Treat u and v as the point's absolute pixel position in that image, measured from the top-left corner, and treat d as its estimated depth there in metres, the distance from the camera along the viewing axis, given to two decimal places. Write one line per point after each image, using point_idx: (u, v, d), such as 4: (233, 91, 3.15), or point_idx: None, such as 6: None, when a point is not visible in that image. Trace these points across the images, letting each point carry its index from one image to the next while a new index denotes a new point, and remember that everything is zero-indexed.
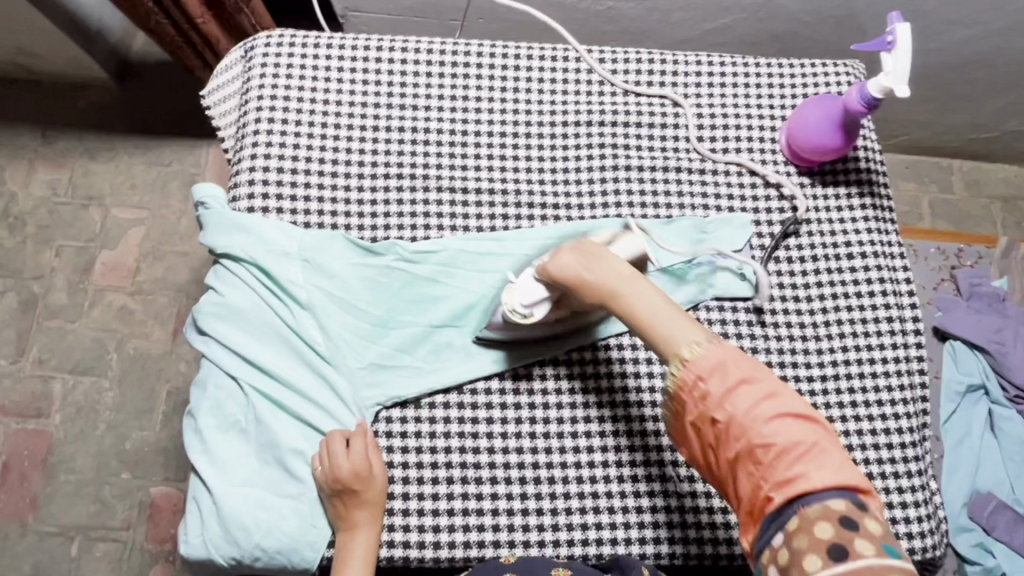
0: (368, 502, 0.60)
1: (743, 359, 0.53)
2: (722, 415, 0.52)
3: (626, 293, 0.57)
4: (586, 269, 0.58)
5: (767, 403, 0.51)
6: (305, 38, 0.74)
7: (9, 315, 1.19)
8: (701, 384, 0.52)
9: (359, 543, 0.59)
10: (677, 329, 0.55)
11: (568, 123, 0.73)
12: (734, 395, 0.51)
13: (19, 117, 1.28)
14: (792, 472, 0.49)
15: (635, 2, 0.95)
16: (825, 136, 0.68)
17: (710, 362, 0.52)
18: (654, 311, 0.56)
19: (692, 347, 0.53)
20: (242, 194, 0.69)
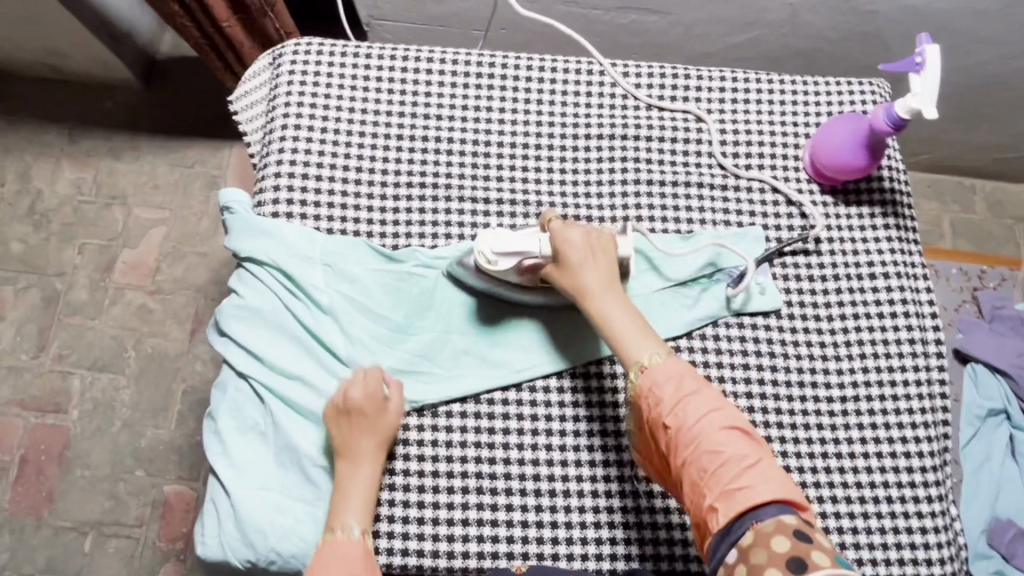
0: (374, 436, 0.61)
1: (696, 374, 0.56)
2: (673, 422, 0.54)
3: (601, 297, 0.60)
4: (585, 254, 0.62)
5: (718, 415, 0.53)
6: (332, 46, 0.75)
7: (32, 310, 1.21)
8: (655, 391, 0.55)
9: (360, 477, 0.60)
10: (640, 340, 0.58)
11: (590, 136, 0.74)
12: (685, 404, 0.54)
13: (47, 116, 1.31)
14: (741, 483, 0.50)
15: (659, 16, 0.96)
16: (849, 154, 0.67)
17: (667, 372, 0.56)
18: (621, 319, 0.59)
19: (651, 356, 0.57)
20: (267, 199, 0.69)
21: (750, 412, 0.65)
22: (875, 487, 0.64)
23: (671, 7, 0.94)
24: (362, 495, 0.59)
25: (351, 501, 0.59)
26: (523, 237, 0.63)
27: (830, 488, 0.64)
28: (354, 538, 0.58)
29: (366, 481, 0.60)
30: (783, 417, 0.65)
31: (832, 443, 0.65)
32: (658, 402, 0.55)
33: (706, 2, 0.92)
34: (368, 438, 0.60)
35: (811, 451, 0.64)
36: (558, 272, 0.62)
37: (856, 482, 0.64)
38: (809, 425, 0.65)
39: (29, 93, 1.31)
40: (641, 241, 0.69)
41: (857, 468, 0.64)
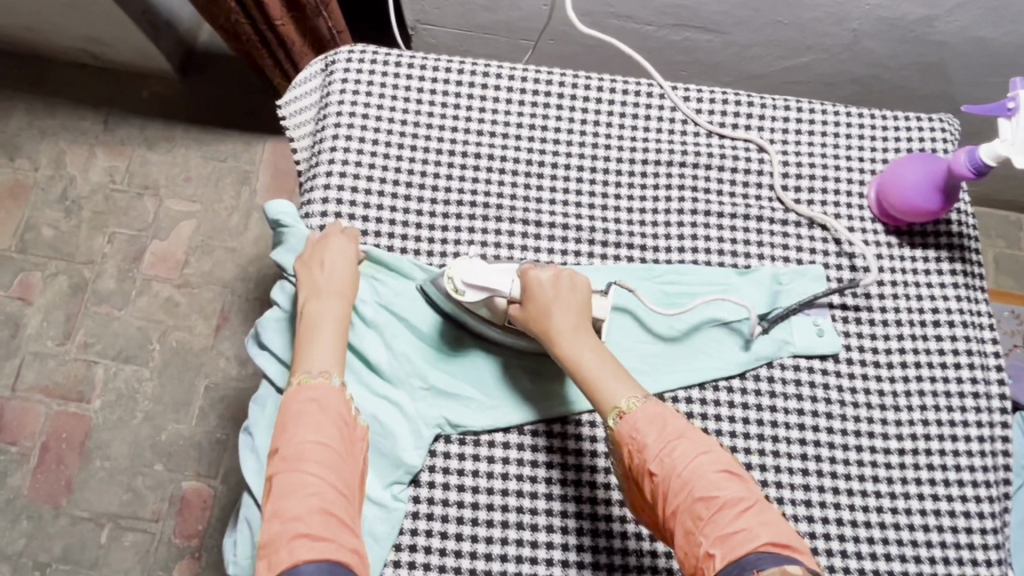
0: (328, 274, 0.62)
1: (680, 417, 0.55)
2: (659, 469, 0.52)
3: (571, 339, 0.58)
4: (553, 296, 0.59)
5: (709, 458, 0.52)
6: (388, 55, 0.73)
7: (60, 296, 1.21)
8: (636, 435, 0.54)
9: (325, 314, 0.60)
10: (615, 384, 0.56)
11: (647, 160, 0.71)
12: (672, 449, 0.52)
13: (83, 103, 1.30)
14: (738, 527, 0.48)
15: (714, 35, 0.93)
16: (922, 197, 0.64)
17: (646, 415, 0.54)
18: (593, 363, 0.57)
19: (630, 400, 0.55)
20: (316, 211, 0.68)
21: (803, 459, 0.63)
22: (932, 546, 0.61)
23: (728, 26, 0.91)
24: (320, 337, 0.59)
25: (318, 343, 0.59)
26: (497, 272, 0.60)
27: (884, 544, 0.61)
28: (310, 382, 0.57)
29: (331, 321, 0.60)
30: (836, 467, 0.63)
31: (888, 497, 0.62)
32: (642, 449, 0.53)
33: (766, 23, 0.89)
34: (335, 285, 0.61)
35: (865, 504, 0.62)
36: (528, 318, 0.59)
37: (912, 540, 0.61)
38: (863, 477, 0.63)
39: (67, 79, 1.31)
40: (621, 295, 0.66)
41: (913, 524, 0.62)
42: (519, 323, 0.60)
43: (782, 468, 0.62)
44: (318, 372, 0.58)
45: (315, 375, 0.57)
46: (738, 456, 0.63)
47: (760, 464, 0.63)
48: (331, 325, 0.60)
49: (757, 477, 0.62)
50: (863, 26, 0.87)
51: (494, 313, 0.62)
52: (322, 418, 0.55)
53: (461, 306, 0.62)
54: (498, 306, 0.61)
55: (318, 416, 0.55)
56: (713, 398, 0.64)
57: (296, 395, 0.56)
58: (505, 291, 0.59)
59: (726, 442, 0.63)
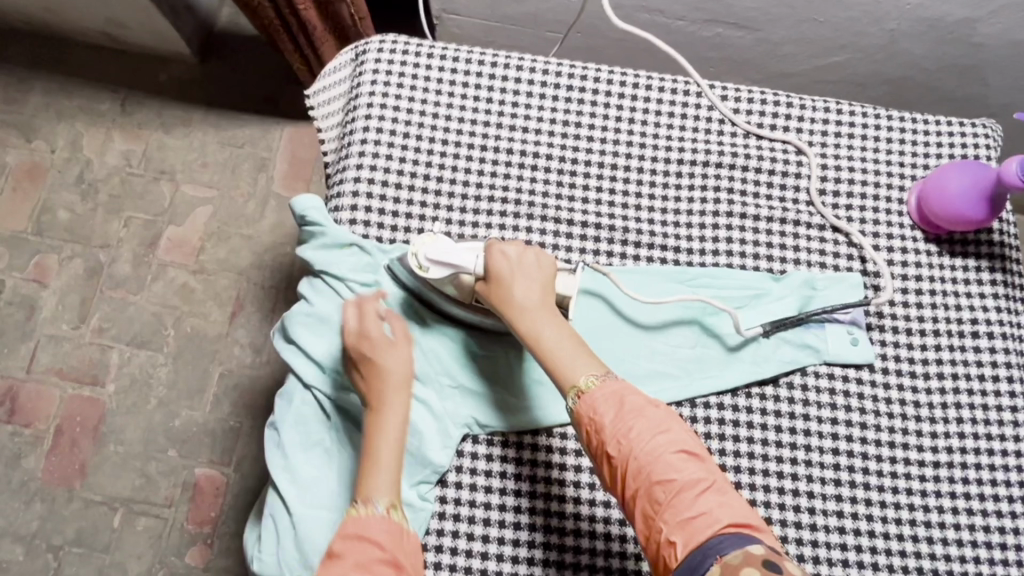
0: (385, 371, 0.59)
1: (639, 394, 0.54)
2: (617, 450, 0.52)
3: (534, 313, 0.57)
4: (517, 272, 0.59)
5: (667, 439, 0.51)
6: (420, 47, 0.72)
7: (75, 280, 1.21)
8: (594, 416, 0.53)
9: (390, 417, 0.58)
10: (577, 361, 0.56)
11: (682, 161, 0.70)
12: (630, 431, 0.52)
13: (101, 85, 1.29)
14: (697, 510, 0.48)
15: (747, 31, 0.91)
16: (965, 205, 0.63)
17: (605, 393, 0.53)
18: (554, 337, 0.57)
19: (589, 378, 0.55)
20: (346, 205, 0.67)
21: (836, 469, 0.62)
22: (965, 562, 0.60)
23: (761, 23, 0.89)
24: (373, 465, 0.56)
25: (383, 466, 0.56)
26: (461, 250, 0.61)
27: (916, 558, 0.60)
28: (356, 514, 0.54)
29: (397, 424, 0.58)
30: (869, 478, 0.62)
31: (922, 510, 0.61)
32: (600, 429, 0.53)
33: (801, 21, 0.87)
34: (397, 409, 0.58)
35: (898, 516, 0.61)
36: (490, 293, 0.59)
37: (945, 554, 0.60)
38: (897, 489, 0.62)
39: (85, 60, 1.30)
40: (588, 278, 0.65)
41: (948, 539, 0.61)
42: (484, 300, 0.60)
43: (814, 478, 0.62)
44: (362, 503, 0.54)
45: (360, 505, 0.54)
46: (769, 465, 0.62)
47: (790, 473, 0.62)
48: (391, 450, 0.57)
49: (789, 487, 0.61)
50: (902, 26, 0.85)
51: (461, 292, 0.61)
52: (366, 553, 0.51)
53: (429, 286, 0.62)
54: (465, 283, 0.61)
55: (365, 554, 0.51)
56: (745, 405, 0.63)
57: (346, 526, 0.53)
58: (469, 268, 0.60)
59: (757, 450, 0.62)
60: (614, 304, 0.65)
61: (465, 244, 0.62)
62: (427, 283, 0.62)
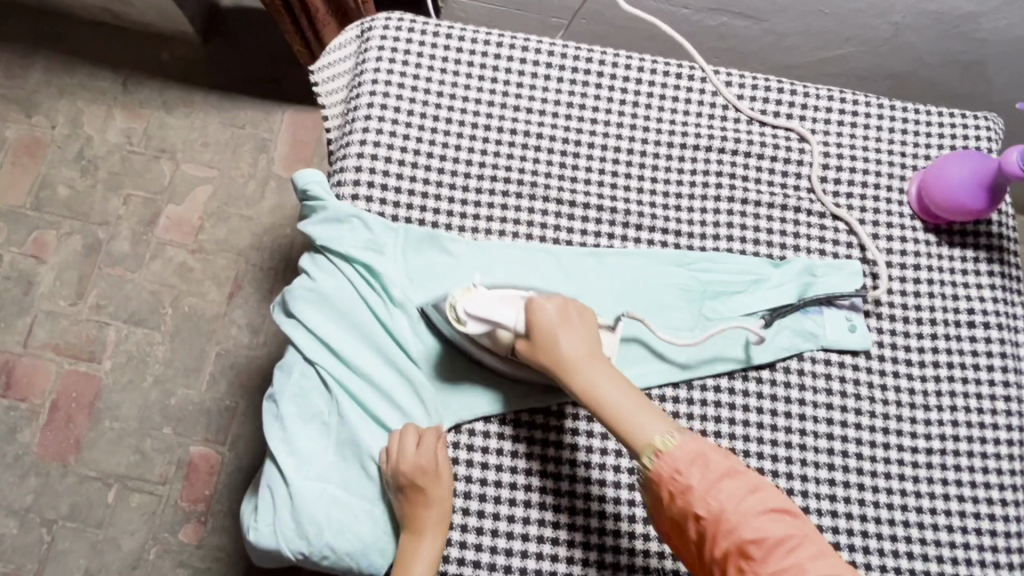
0: (436, 508, 0.59)
1: (719, 450, 0.53)
2: (706, 510, 0.50)
3: (585, 368, 0.56)
4: (564, 329, 0.57)
5: (756, 498, 0.51)
6: (426, 25, 0.72)
7: (73, 256, 1.20)
8: (679, 477, 0.51)
9: (424, 553, 0.58)
10: (644, 417, 0.54)
11: (686, 146, 0.70)
12: (719, 490, 0.51)
13: (102, 62, 1.29)
14: (792, 566, 0.48)
15: (752, 21, 0.91)
16: (967, 196, 0.63)
17: (686, 454, 0.52)
18: (616, 396, 0.55)
19: (665, 437, 0.53)
20: (348, 180, 0.67)
21: (830, 454, 0.63)
22: (955, 547, 0.61)
23: (767, 14, 0.89)
24: None
25: None
26: (502, 306, 0.58)
27: (907, 543, 0.61)
28: None
29: (431, 553, 0.58)
30: (862, 463, 0.63)
31: (914, 496, 0.62)
32: (687, 489, 0.51)
33: (807, 12, 0.87)
34: (434, 537, 0.58)
35: (890, 501, 0.62)
36: (541, 353, 0.57)
37: (936, 539, 0.61)
38: (890, 475, 0.63)
39: (87, 36, 1.29)
40: (632, 325, 0.64)
41: (938, 525, 0.62)
42: (529, 359, 0.58)
43: (808, 462, 0.63)
44: None
45: None
46: (764, 448, 0.63)
47: (784, 456, 0.63)
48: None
49: (783, 470, 0.62)
50: (906, 19, 0.85)
51: (497, 346, 0.59)
52: None
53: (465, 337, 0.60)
54: (501, 338, 0.59)
55: None
56: (741, 388, 0.64)
57: None
58: (510, 325, 0.57)
59: (752, 433, 0.63)
60: (662, 352, 0.63)
61: (502, 294, 0.59)
62: (464, 334, 0.60)
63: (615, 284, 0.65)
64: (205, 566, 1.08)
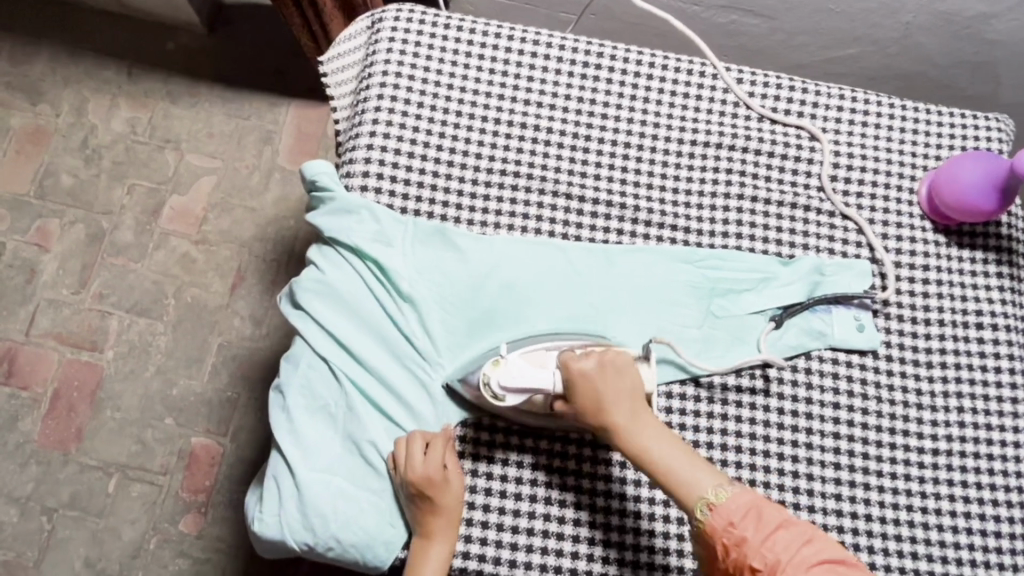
0: (445, 514, 0.58)
1: (772, 502, 0.52)
2: (762, 563, 0.49)
3: (631, 423, 0.56)
4: (606, 382, 0.56)
5: (813, 549, 0.49)
6: (436, 17, 0.72)
7: (76, 245, 1.20)
8: (732, 529, 0.50)
9: (434, 553, 0.58)
10: (693, 471, 0.54)
11: (696, 142, 0.70)
12: (773, 541, 0.49)
13: (108, 51, 1.28)
14: None
15: (762, 19, 0.90)
16: (977, 198, 0.63)
17: (739, 506, 0.51)
18: (663, 449, 0.55)
19: (717, 490, 0.52)
20: (357, 171, 0.67)
21: (836, 453, 0.63)
22: (959, 548, 0.61)
23: (777, 11, 0.88)
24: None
25: None
26: (534, 371, 0.58)
27: (912, 543, 0.61)
28: None
29: (441, 554, 0.58)
30: (868, 463, 0.63)
31: (919, 496, 0.62)
32: (741, 541, 0.50)
33: (818, 11, 0.86)
34: (445, 539, 0.58)
35: (895, 501, 0.62)
36: (584, 407, 0.56)
37: (940, 540, 0.61)
38: (895, 475, 0.63)
39: (92, 25, 1.29)
40: (662, 349, 0.63)
41: (942, 526, 0.62)
42: (573, 413, 0.57)
43: (814, 461, 0.63)
44: None
45: None
46: (770, 446, 0.63)
47: (790, 455, 0.63)
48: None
49: (789, 468, 0.62)
50: (917, 19, 0.85)
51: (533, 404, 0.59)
52: None
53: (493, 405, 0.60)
54: (539, 401, 0.59)
55: None
56: (748, 385, 0.64)
57: None
58: (547, 388, 0.57)
59: (758, 431, 0.63)
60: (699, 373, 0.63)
61: (529, 357, 0.59)
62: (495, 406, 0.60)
63: (626, 279, 0.65)
64: (205, 557, 1.08)
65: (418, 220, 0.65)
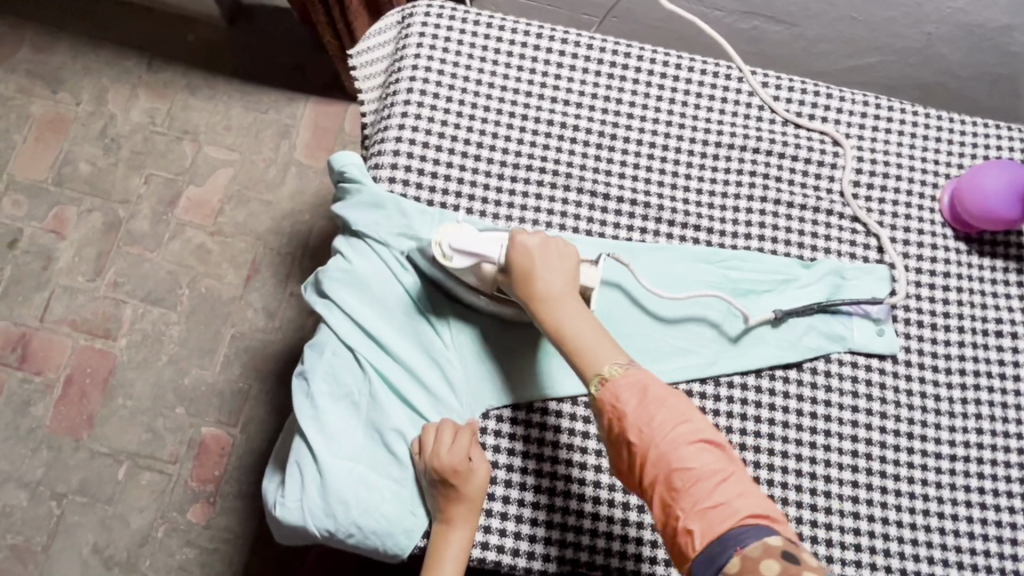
0: (468, 502, 0.59)
1: (662, 384, 0.55)
2: (639, 439, 0.52)
3: (554, 304, 0.57)
4: (539, 259, 0.58)
5: (687, 429, 0.52)
6: (466, 13, 0.72)
7: (93, 233, 1.21)
8: (618, 404, 0.53)
9: (454, 541, 0.59)
10: (599, 350, 0.56)
11: (720, 144, 0.70)
12: (654, 419, 0.52)
13: (129, 42, 1.29)
14: (715, 500, 0.49)
15: (785, 27, 0.91)
16: (999, 205, 0.64)
17: (630, 383, 0.54)
18: (577, 326, 0.57)
19: (613, 367, 0.55)
20: (386, 164, 0.68)
21: (853, 455, 0.63)
22: (975, 554, 0.62)
23: (800, 19, 0.89)
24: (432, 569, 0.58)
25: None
26: (486, 240, 0.59)
27: (927, 547, 0.62)
28: None
29: (462, 541, 0.59)
30: (885, 466, 0.63)
31: (936, 501, 0.63)
32: (623, 417, 0.53)
33: (840, 19, 0.87)
34: (465, 526, 0.59)
35: (912, 505, 0.62)
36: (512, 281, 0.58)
37: (955, 545, 0.62)
38: (912, 479, 0.63)
39: (115, 16, 1.30)
40: (615, 268, 0.65)
41: (958, 531, 0.62)
42: (505, 287, 0.59)
43: (832, 463, 0.63)
44: None
45: None
46: (788, 447, 0.63)
47: (808, 456, 0.63)
48: (454, 561, 0.58)
49: (807, 470, 0.63)
50: (939, 30, 0.85)
51: (481, 281, 0.60)
52: None
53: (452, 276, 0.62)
54: (485, 274, 0.60)
55: None
56: (768, 386, 0.64)
57: None
58: (493, 258, 0.59)
59: (777, 432, 0.63)
60: (642, 302, 0.65)
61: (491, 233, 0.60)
62: (449, 271, 0.61)
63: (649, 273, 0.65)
64: (212, 547, 1.08)
65: (447, 213, 0.65)
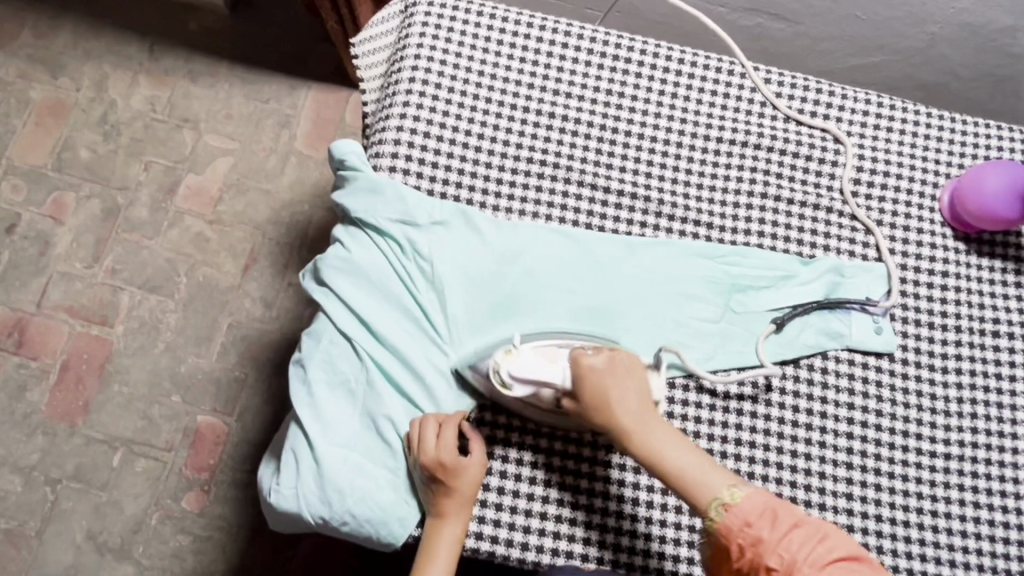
0: (458, 495, 0.59)
1: (783, 501, 0.52)
2: (779, 563, 0.49)
3: (642, 430, 0.54)
4: (613, 380, 0.55)
5: (824, 545, 0.49)
6: (469, 3, 0.72)
7: (91, 220, 1.21)
8: (749, 530, 0.50)
9: (447, 532, 0.59)
10: (706, 474, 0.52)
11: (721, 140, 0.70)
12: (788, 540, 0.49)
13: (131, 28, 1.29)
14: None
15: (788, 24, 0.90)
16: (1001, 205, 0.64)
17: (755, 505, 0.50)
18: (672, 452, 0.53)
19: (731, 491, 0.51)
20: (386, 153, 0.67)
21: (848, 453, 0.63)
22: (967, 551, 0.62)
23: (803, 17, 0.88)
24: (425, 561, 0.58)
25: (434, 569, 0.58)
26: (544, 366, 0.57)
27: (919, 545, 0.62)
28: None
29: (454, 533, 0.59)
30: (879, 464, 0.63)
31: (929, 499, 0.63)
32: (757, 542, 0.49)
33: (844, 18, 0.86)
34: (457, 519, 0.59)
35: (906, 502, 0.63)
36: (588, 405, 0.55)
37: (948, 543, 0.62)
38: (906, 478, 0.63)
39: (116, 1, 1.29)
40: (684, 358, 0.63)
41: (951, 528, 0.62)
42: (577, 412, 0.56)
43: (826, 459, 0.63)
44: None
45: None
46: (783, 442, 0.63)
47: (802, 452, 0.63)
48: (447, 552, 0.58)
49: (801, 465, 0.63)
50: (942, 30, 0.85)
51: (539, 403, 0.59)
52: None
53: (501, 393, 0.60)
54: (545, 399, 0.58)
55: None
56: (764, 382, 0.64)
57: None
58: (556, 385, 0.57)
59: (772, 428, 0.63)
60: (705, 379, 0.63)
61: (546, 353, 0.59)
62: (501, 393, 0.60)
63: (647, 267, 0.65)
64: (206, 535, 1.08)
65: (446, 203, 0.65)
